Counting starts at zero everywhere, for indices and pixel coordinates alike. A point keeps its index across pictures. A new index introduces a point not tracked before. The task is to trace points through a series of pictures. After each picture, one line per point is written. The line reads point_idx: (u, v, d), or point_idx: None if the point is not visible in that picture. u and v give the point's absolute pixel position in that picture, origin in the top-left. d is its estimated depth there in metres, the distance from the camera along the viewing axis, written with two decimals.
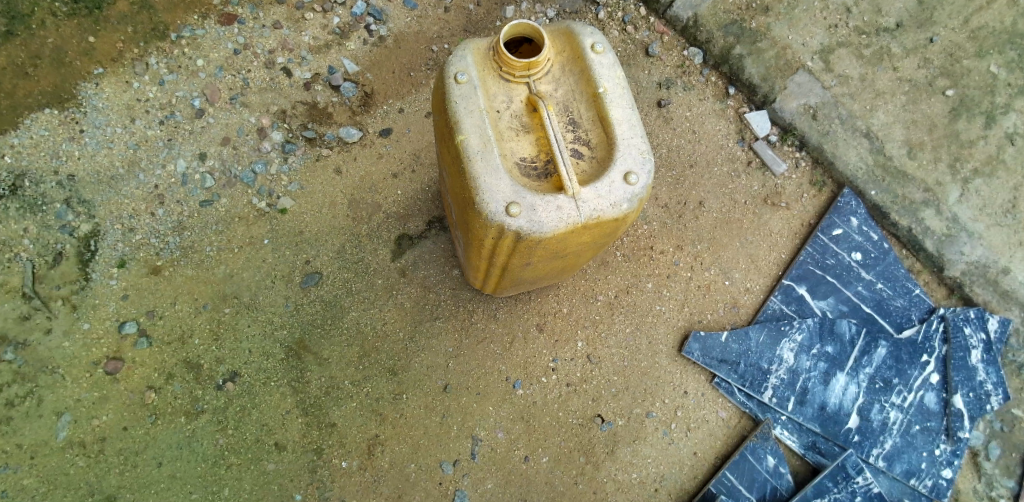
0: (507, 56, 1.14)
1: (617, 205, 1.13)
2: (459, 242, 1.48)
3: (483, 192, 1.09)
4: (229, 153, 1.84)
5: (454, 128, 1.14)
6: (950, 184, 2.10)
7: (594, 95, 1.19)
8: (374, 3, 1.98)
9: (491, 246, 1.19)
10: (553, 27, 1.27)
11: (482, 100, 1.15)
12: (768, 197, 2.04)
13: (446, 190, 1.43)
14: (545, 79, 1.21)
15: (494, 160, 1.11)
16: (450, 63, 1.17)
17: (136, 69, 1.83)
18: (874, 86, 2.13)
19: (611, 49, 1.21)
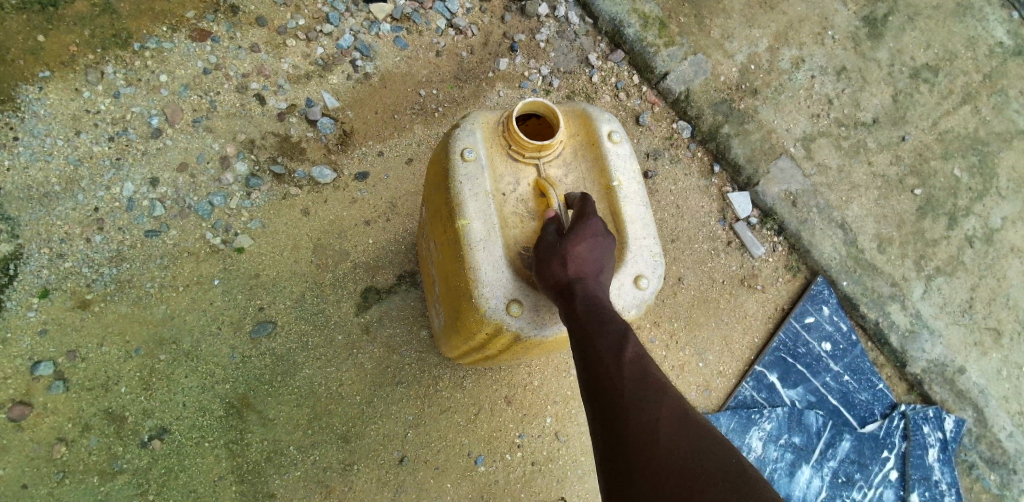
0: (517, 133, 1.12)
1: (625, 309, 1.12)
2: (436, 316, 1.40)
3: (483, 287, 1.07)
4: (185, 181, 1.66)
5: (456, 211, 1.10)
6: (915, 280, 2.14)
7: (607, 187, 1.18)
8: (363, 37, 1.86)
9: (482, 338, 1.15)
10: (568, 106, 1.26)
11: (488, 182, 1.12)
12: (745, 279, 2.02)
13: (429, 260, 1.37)
14: (555, 162, 1.20)
15: (497, 252, 1.08)
16: (457, 137, 1.15)
17: (88, 76, 1.64)
18: (851, 179, 2.17)
19: (626, 139, 1.22)
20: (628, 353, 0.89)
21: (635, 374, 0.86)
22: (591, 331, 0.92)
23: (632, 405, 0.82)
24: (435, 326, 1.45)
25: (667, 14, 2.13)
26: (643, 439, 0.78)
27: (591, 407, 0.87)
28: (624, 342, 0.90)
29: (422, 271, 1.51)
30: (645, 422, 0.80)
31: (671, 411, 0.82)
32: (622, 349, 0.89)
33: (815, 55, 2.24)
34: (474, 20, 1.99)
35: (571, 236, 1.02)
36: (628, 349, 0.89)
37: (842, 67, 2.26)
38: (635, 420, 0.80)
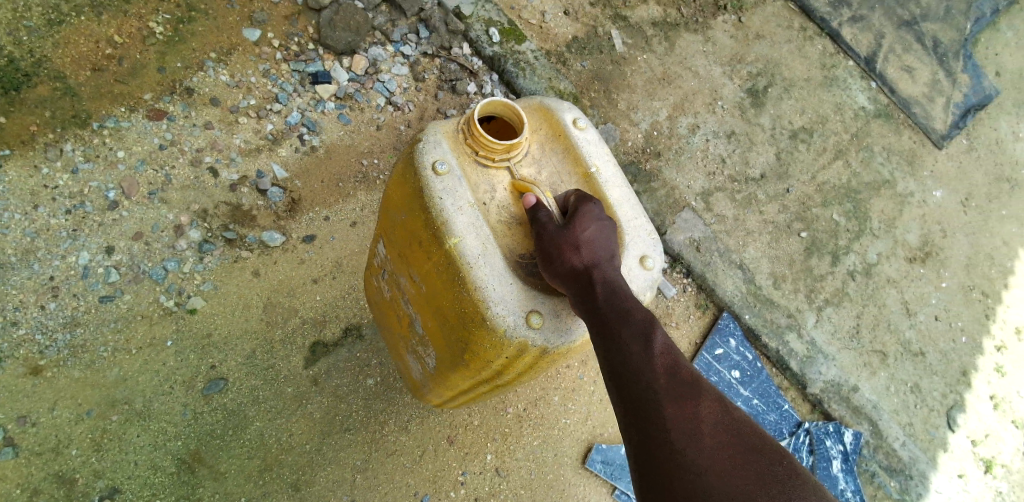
0: (482, 135, 1.27)
1: (642, 290, 1.29)
2: (424, 358, 1.46)
3: (492, 302, 1.18)
4: (140, 248, 1.78)
5: (446, 233, 1.21)
6: (808, 311, 2.46)
7: (585, 174, 1.38)
8: (309, 114, 2.05)
9: (498, 362, 1.24)
10: (526, 105, 1.46)
11: (468, 195, 1.25)
12: (660, 317, 2.27)
13: (403, 299, 1.44)
14: (527, 160, 1.38)
15: (497, 264, 1.20)
16: (424, 156, 1.27)
17: (47, 153, 1.77)
18: (746, 226, 2.48)
19: (587, 125, 1.43)
20: (656, 345, 1.04)
21: (666, 367, 1.02)
22: (622, 328, 1.06)
23: (671, 400, 0.98)
24: (420, 365, 1.51)
25: (580, 90, 2.43)
26: (687, 430, 0.95)
27: (626, 395, 1.02)
28: (651, 333, 1.05)
29: (391, 314, 1.58)
30: (686, 418, 0.96)
31: (707, 405, 0.98)
32: (651, 346, 1.04)
33: (708, 121, 2.60)
34: (410, 98, 2.20)
35: (576, 226, 1.17)
36: (655, 341, 1.05)
37: (732, 131, 2.62)
38: (677, 413, 0.96)
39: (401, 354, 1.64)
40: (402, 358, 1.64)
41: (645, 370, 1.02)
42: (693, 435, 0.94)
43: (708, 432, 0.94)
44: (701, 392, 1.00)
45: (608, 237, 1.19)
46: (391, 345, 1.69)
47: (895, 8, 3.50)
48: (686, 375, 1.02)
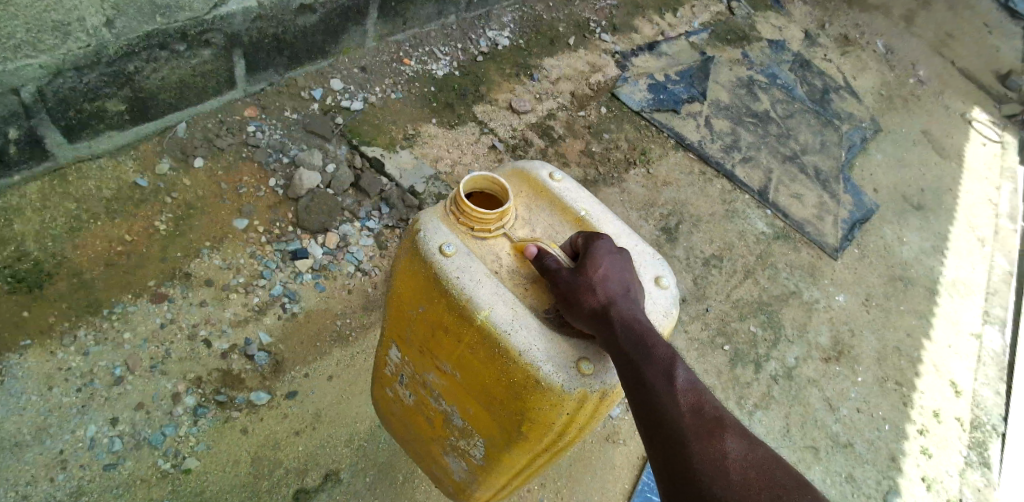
0: (473, 210, 1.44)
1: (667, 306, 1.50)
2: (472, 447, 1.58)
3: (535, 362, 1.32)
4: (141, 417, 2.00)
5: (474, 307, 1.36)
6: (739, 416, 2.79)
7: (578, 219, 1.61)
8: (290, 285, 2.41)
9: (557, 421, 1.37)
10: (503, 174, 1.69)
11: (479, 267, 1.42)
12: (609, 435, 2.51)
13: (438, 392, 1.57)
14: (520, 224, 1.58)
15: (527, 322, 1.36)
16: (428, 243, 1.43)
17: (63, 340, 2.06)
18: (675, 344, 2.90)
19: (559, 178, 1.68)
20: (679, 382, 1.20)
21: (690, 405, 1.18)
22: (647, 369, 1.21)
23: (697, 439, 1.14)
24: (465, 454, 1.63)
25: None
26: (714, 466, 1.11)
27: (658, 432, 1.18)
28: (672, 371, 1.21)
29: (422, 415, 1.70)
30: (713, 456, 1.12)
31: (729, 441, 1.13)
32: (675, 384, 1.20)
33: None
34: (376, 263, 2.58)
35: (589, 276, 1.33)
36: (678, 377, 1.21)
37: None
38: (704, 452, 1.12)
39: (436, 455, 1.76)
40: (437, 454, 1.74)
41: (674, 409, 1.18)
42: (718, 468, 1.11)
43: (731, 464, 1.11)
44: (724, 424, 1.16)
45: (617, 274, 1.35)
46: (418, 444, 1.80)
47: (779, 147, 4.37)
48: (710, 408, 1.18)
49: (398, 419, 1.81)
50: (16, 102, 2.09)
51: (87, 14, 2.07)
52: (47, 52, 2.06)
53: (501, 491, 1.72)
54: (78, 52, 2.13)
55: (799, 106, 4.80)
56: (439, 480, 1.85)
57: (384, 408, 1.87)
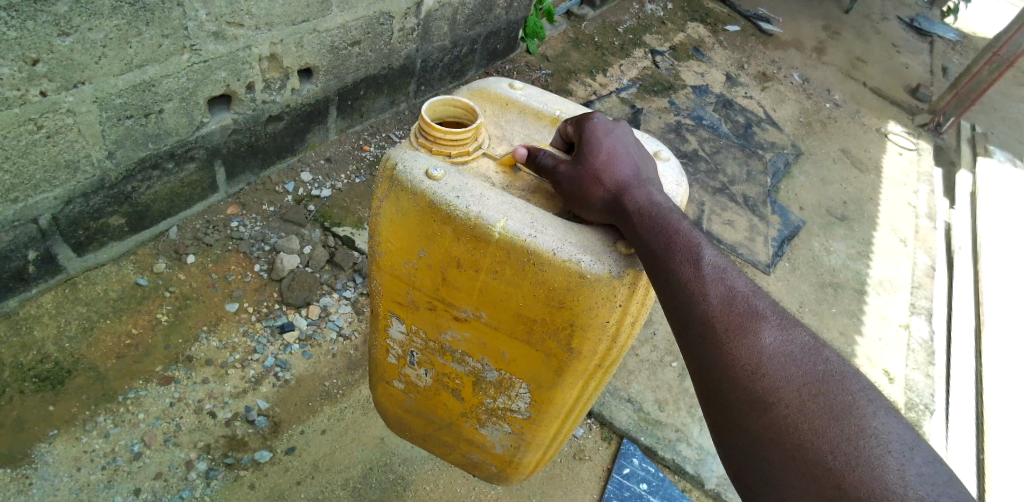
0: (445, 133, 1.59)
1: (677, 174, 1.69)
2: (517, 394, 1.74)
3: (572, 257, 1.40)
4: (160, 485, 2.30)
5: (489, 223, 1.42)
6: (692, 423, 3.13)
7: (554, 119, 1.84)
8: (280, 356, 2.75)
9: (608, 321, 1.47)
10: (465, 96, 1.89)
11: (478, 186, 1.49)
12: (575, 453, 2.86)
13: (465, 346, 1.69)
14: (498, 138, 1.78)
15: (541, 221, 1.44)
16: (416, 177, 1.47)
17: (85, 426, 2.37)
18: (627, 367, 3.28)
19: (519, 87, 1.91)
20: (706, 272, 1.25)
21: (723, 299, 1.22)
22: (675, 264, 1.27)
23: (735, 335, 1.18)
24: (507, 408, 1.81)
25: None
26: (752, 364, 1.16)
27: (692, 332, 1.24)
28: (699, 265, 1.26)
29: (448, 388, 1.86)
30: (752, 353, 1.16)
31: (767, 334, 1.17)
32: (704, 276, 1.24)
33: None
34: (356, 326, 2.94)
35: (598, 174, 1.44)
36: (705, 269, 1.25)
37: None
38: (742, 349, 1.17)
39: (471, 435, 1.99)
40: (472, 426, 1.95)
41: (705, 303, 1.22)
42: (757, 363, 1.16)
43: (770, 356, 1.15)
44: (758, 314, 1.20)
45: (617, 161, 1.46)
46: (452, 426, 2.00)
47: (708, 181, 4.89)
48: (741, 298, 1.21)
49: (420, 409, 2.02)
50: (34, 229, 2.51)
51: (93, 151, 2.50)
52: (60, 187, 2.49)
53: (558, 428, 1.88)
54: (84, 182, 2.56)
55: (724, 142, 5.32)
56: (479, 463, 2.10)
57: (399, 405, 2.06)
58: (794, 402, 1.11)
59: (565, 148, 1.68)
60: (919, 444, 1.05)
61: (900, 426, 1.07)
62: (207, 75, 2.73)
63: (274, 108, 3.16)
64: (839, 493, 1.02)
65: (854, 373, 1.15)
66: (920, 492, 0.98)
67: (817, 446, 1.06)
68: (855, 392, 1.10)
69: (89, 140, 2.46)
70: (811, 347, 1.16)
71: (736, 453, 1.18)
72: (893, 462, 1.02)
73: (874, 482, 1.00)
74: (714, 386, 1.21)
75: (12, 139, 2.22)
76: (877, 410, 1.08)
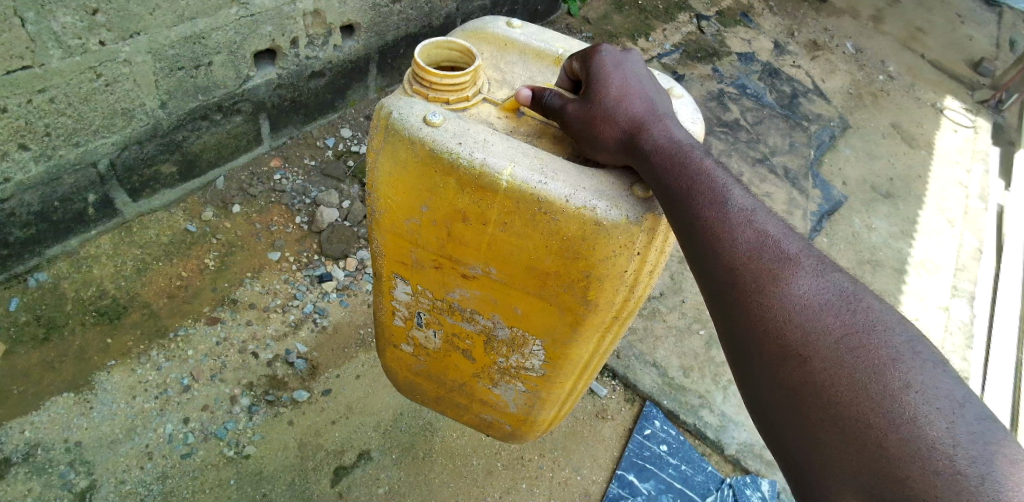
0: (441, 77, 1.59)
1: (693, 108, 1.70)
2: (531, 351, 1.81)
3: (585, 204, 1.42)
4: (207, 416, 2.46)
5: (495, 172, 1.44)
6: (715, 390, 3.16)
7: (558, 58, 1.86)
8: (319, 304, 2.88)
9: (625, 272, 1.52)
10: (462, 37, 1.89)
11: (483, 133, 1.51)
12: (598, 412, 2.93)
13: (475, 303, 1.75)
14: (497, 84, 1.82)
15: (550, 166, 1.46)
16: (415, 129, 1.48)
17: (140, 359, 2.55)
18: (654, 333, 3.32)
19: (516, 25, 1.92)
20: (732, 217, 1.20)
21: (750, 245, 1.17)
22: (700, 207, 1.23)
23: (764, 285, 1.14)
24: (520, 367, 1.89)
25: None
26: (779, 316, 1.11)
27: (721, 282, 1.20)
28: (726, 208, 1.21)
29: (458, 349, 1.95)
30: (784, 307, 1.11)
31: (796, 284, 1.12)
32: (731, 220, 1.20)
33: None
34: None
35: (613, 115, 1.45)
36: (729, 212, 1.21)
37: None
38: (770, 299, 1.12)
39: (485, 395, 2.08)
40: (485, 386, 2.04)
41: (732, 249, 1.18)
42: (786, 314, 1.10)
43: (799, 307, 1.10)
44: (787, 260, 1.14)
45: (630, 101, 1.46)
46: (464, 387, 2.09)
47: (748, 151, 4.81)
48: (769, 241, 1.17)
49: (430, 372, 2.11)
50: (94, 173, 2.66)
51: (147, 99, 2.62)
52: (117, 132, 2.62)
53: (577, 381, 1.94)
54: (139, 130, 2.69)
55: (768, 112, 5.20)
56: (493, 423, 2.20)
57: (409, 369, 2.16)
58: (829, 356, 1.04)
59: (573, 87, 1.69)
60: (971, 400, 0.96)
61: (951, 381, 0.98)
62: (253, 29, 2.80)
63: (316, 64, 3.23)
64: (879, 453, 0.95)
65: (901, 323, 1.06)
66: (971, 452, 0.89)
67: (854, 403, 1.00)
68: (899, 344, 1.02)
69: (144, 89, 2.58)
70: (847, 294, 1.10)
71: (771, 412, 1.14)
72: (941, 420, 0.93)
73: (919, 441, 0.92)
74: (743, 340, 1.17)
75: (73, 86, 2.35)
76: (924, 364, 1.00)
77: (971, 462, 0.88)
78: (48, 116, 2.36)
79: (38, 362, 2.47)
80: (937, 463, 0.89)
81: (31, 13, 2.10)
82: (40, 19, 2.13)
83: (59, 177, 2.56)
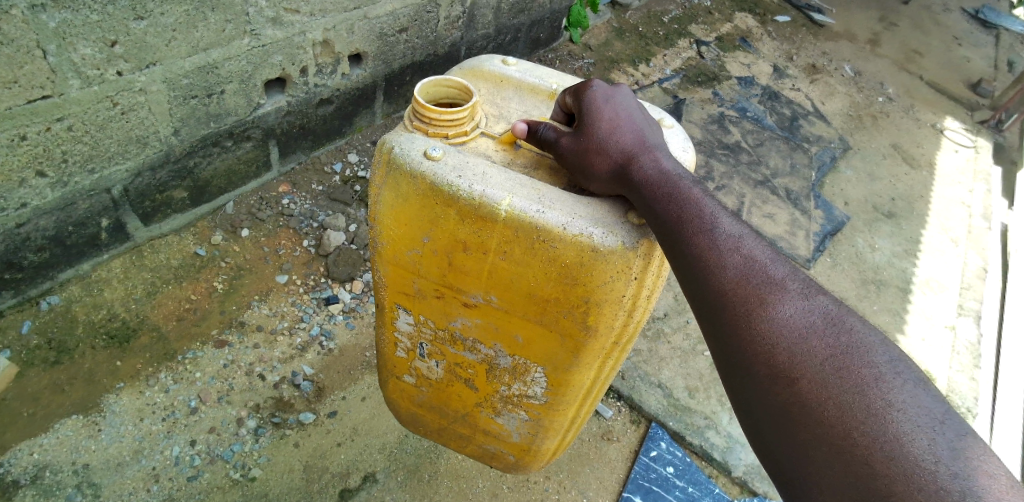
0: (441, 114, 1.65)
1: (683, 137, 1.75)
2: (532, 379, 1.83)
3: (581, 231, 1.46)
4: (214, 438, 2.48)
5: (493, 202, 1.48)
6: (721, 411, 3.15)
7: (552, 93, 1.92)
8: (325, 326, 2.91)
9: (624, 298, 1.55)
10: (459, 75, 1.95)
11: (481, 166, 1.55)
12: (604, 434, 2.93)
13: (476, 332, 1.78)
14: (494, 118, 1.87)
15: (546, 196, 1.50)
16: (416, 162, 1.52)
17: (148, 381, 2.57)
18: (659, 353, 3.33)
19: (510, 62, 1.98)
20: (721, 243, 1.23)
21: (740, 271, 1.20)
22: (691, 234, 1.26)
23: (755, 310, 1.16)
24: (522, 395, 1.90)
25: None
26: (770, 341, 1.13)
27: (712, 307, 1.22)
28: (715, 235, 1.24)
29: (460, 378, 1.96)
30: (774, 332, 1.13)
31: (785, 307, 1.14)
32: (721, 246, 1.23)
33: None
34: None
35: (605, 145, 1.49)
36: (718, 238, 1.24)
37: None
38: (761, 324, 1.15)
39: (488, 424, 2.09)
40: (488, 415, 2.05)
41: (722, 275, 1.21)
42: (775, 338, 1.12)
43: (788, 332, 1.12)
44: (776, 285, 1.17)
45: (621, 132, 1.51)
46: (468, 417, 2.11)
47: (750, 173, 4.86)
48: (757, 267, 1.20)
49: (433, 402, 2.13)
50: (108, 199, 2.72)
51: (161, 127, 2.69)
52: (131, 159, 2.69)
53: (579, 408, 1.95)
54: (153, 156, 2.76)
55: (769, 134, 5.26)
56: (497, 453, 2.21)
57: (412, 400, 2.18)
58: (817, 378, 1.06)
59: (567, 120, 1.74)
60: (951, 417, 0.99)
61: (931, 399, 1.01)
62: (264, 58, 2.89)
63: (325, 91, 3.31)
64: (868, 472, 0.97)
65: (884, 343, 1.09)
66: (954, 468, 0.92)
67: (843, 424, 1.01)
68: (881, 365, 1.05)
69: (158, 117, 2.66)
70: (835, 317, 1.12)
71: (763, 437, 1.15)
72: (923, 437, 0.96)
73: (903, 458, 0.95)
74: (735, 364, 1.19)
75: (91, 114, 2.43)
76: (905, 383, 1.03)
77: (953, 477, 0.92)
78: (66, 143, 2.43)
79: (48, 385, 2.50)
80: (920, 479, 0.92)
81: (53, 46, 2.18)
82: (60, 51, 2.21)
83: (74, 202, 2.62)
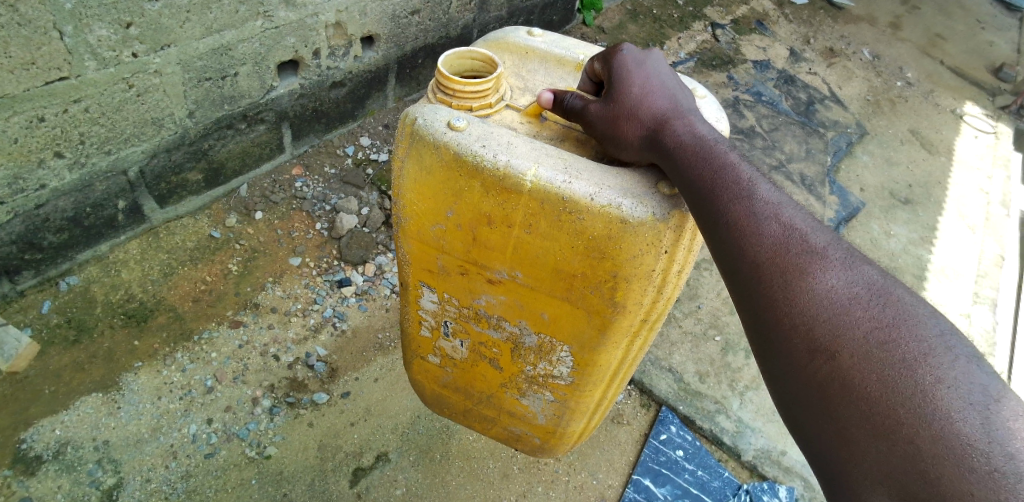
0: (464, 85, 1.64)
1: (716, 104, 1.73)
2: (558, 358, 1.84)
3: (610, 202, 1.45)
4: (230, 416, 2.52)
5: (521, 173, 1.47)
6: (731, 397, 3.15)
7: (580, 64, 1.91)
8: (338, 308, 2.93)
9: (654, 273, 1.54)
10: (483, 48, 1.94)
11: (509, 137, 1.55)
12: (614, 417, 2.95)
13: (502, 310, 1.79)
14: (519, 91, 1.86)
15: (575, 167, 1.50)
16: (442, 133, 1.53)
17: (165, 361, 2.62)
18: (669, 338, 3.33)
19: (536, 33, 1.97)
20: (757, 209, 1.23)
21: (776, 239, 1.19)
22: (728, 202, 1.25)
23: (791, 279, 1.15)
24: (548, 375, 1.92)
25: None
26: (805, 311, 1.13)
27: (748, 276, 1.22)
28: (753, 202, 1.23)
29: (484, 358, 1.98)
30: (810, 302, 1.12)
31: (821, 277, 1.13)
32: (758, 213, 1.22)
33: None
34: None
35: (637, 112, 1.49)
36: (756, 204, 1.23)
37: None
38: (797, 293, 1.14)
39: (514, 406, 2.11)
40: (513, 396, 2.07)
41: (758, 242, 1.20)
42: (814, 308, 1.11)
43: (825, 302, 1.11)
44: (815, 253, 1.16)
45: (654, 99, 1.50)
46: (492, 398, 2.13)
47: (764, 159, 4.81)
48: (795, 235, 1.18)
49: (457, 384, 2.15)
50: (124, 180, 2.75)
51: (176, 109, 2.71)
52: (147, 141, 2.71)
53: (608, 389, 1.96)
54: (168, 138, 2.78)
55: (784, 119, 5.20)
56: (522, 436, 2.23)
57: (436, 381, 2.20)
58: (859, 351, 1.05)
59: (595, 90, 1.73)
60: (1007, 396, 0.96)
61: (985, 378, 0.98)
62: (278, 40, 2.89)
63: (337, 74, 3.31)
64: (913, 450, 0.95)
65: (931, 318, 1.06)
66: (1009, 449, 0.89)
67: (885, 399, 1.00)
68: (931, 339, 1.02)
69: (173, 100, 2.67)
70: (880, 288, 1.10)
71: (796, 411, 1.15)
72: (974, 415, 0.94)
73: (953, 437, 0.93)
74: (768, 337, 1.19)
75: (107, 96, 2.45)
76: (956, 359, 1.00)
77: (1008, 459, 0.88)
78: (83, 125, 2.46)
79: (68, 363, 2.55)
80: (973, 460, 0.90)
81: (70, 27, 2.20)
82: (77, 33, 2.23)
83: (91, 184, 2.66)
